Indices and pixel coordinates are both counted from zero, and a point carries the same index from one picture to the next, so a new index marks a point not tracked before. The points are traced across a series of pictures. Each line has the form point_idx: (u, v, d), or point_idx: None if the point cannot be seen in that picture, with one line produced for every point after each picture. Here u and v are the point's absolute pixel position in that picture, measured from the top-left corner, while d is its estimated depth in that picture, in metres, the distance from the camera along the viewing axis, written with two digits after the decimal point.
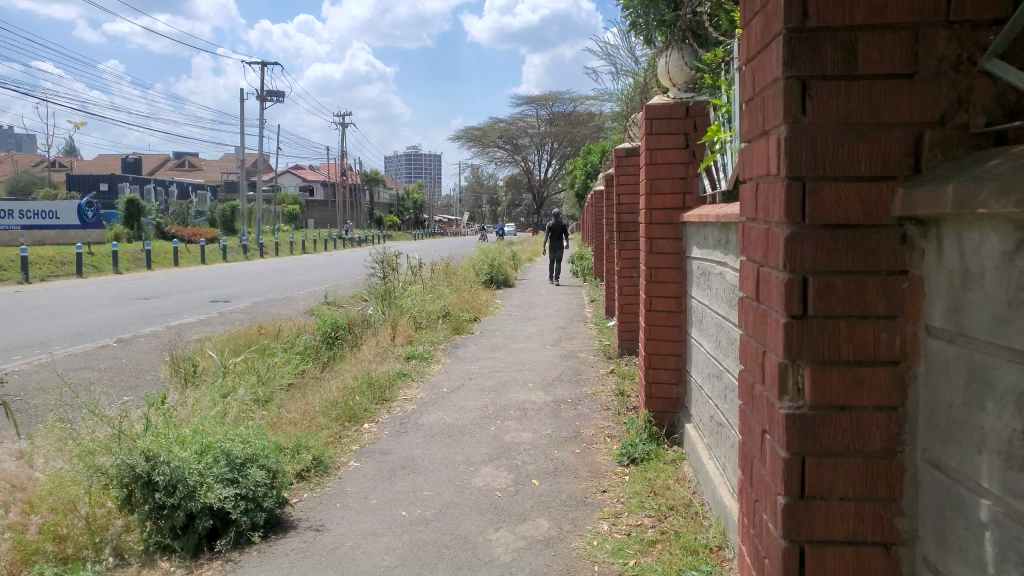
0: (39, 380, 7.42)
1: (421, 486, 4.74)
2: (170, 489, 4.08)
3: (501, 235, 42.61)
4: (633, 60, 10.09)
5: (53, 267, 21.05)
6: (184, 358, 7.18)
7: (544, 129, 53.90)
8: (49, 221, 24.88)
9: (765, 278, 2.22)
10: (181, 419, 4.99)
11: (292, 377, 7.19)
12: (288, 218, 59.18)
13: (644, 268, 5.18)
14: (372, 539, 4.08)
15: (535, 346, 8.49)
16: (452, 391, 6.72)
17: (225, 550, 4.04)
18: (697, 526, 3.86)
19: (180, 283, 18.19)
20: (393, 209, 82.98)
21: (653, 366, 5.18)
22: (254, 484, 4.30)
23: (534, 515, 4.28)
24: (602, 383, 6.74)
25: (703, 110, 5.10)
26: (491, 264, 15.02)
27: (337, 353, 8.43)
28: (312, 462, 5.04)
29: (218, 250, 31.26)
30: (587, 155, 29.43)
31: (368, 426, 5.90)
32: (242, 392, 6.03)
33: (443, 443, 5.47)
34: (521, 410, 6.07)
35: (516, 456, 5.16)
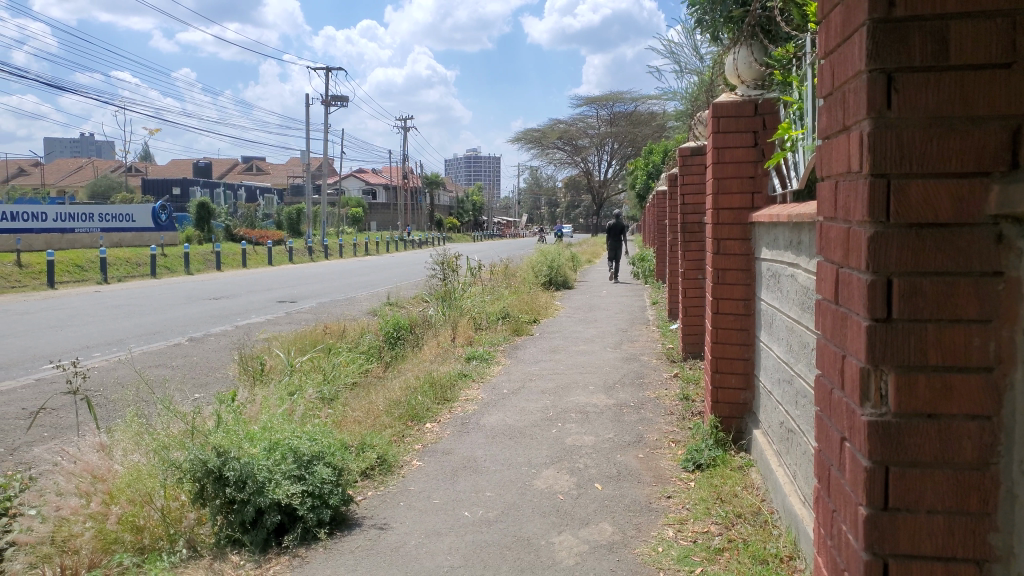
0: (118, 376, 7.74)
1: (483, 487, 4.74)
2: (240, 484, 4.17)
3: (561, 236, 42.48)
4: (698, 58, 9.91)
5: (129, 268, 21.92)
6: (253, 357, 7.36)
7: (604, 130, 53.61)
8: (126, 224, 25.95)
9: (845, 279, 2.14)
10: (251, 415, 5.11)
11: (356, 376, 7.30)
12: (351, 220, 60.29)
13: (711, 270, 5.08)
14: (436, 539, 4.09)
15: (595, 348, 8.42)
16: (513, 392, 6.72)
17: (293, 546, 4.11)
18: (767, 535, 3.74)
19: (249, 284, 18.70)
20: (453, 212, 83.74)
21: (720, 371, 5.06)
22: (320, 481, 4.35)
23: (597, 519, 4.23)
24: (665, 387, 6.63)
25: (773, 107, 4.96)
26: (551, 265, 14.98)
27: (399, 353, 8.53)
28: (376, 461, 5.10)
29: (284, 252, 32.08)
30: (648, 155, 29.16)
31: (431, 426, 5.95)
32: (309, 391, 6.16)
33: (505, 444, 5.46)
34: (583, 413, 6.02)
35: (579, 459, 5.11)
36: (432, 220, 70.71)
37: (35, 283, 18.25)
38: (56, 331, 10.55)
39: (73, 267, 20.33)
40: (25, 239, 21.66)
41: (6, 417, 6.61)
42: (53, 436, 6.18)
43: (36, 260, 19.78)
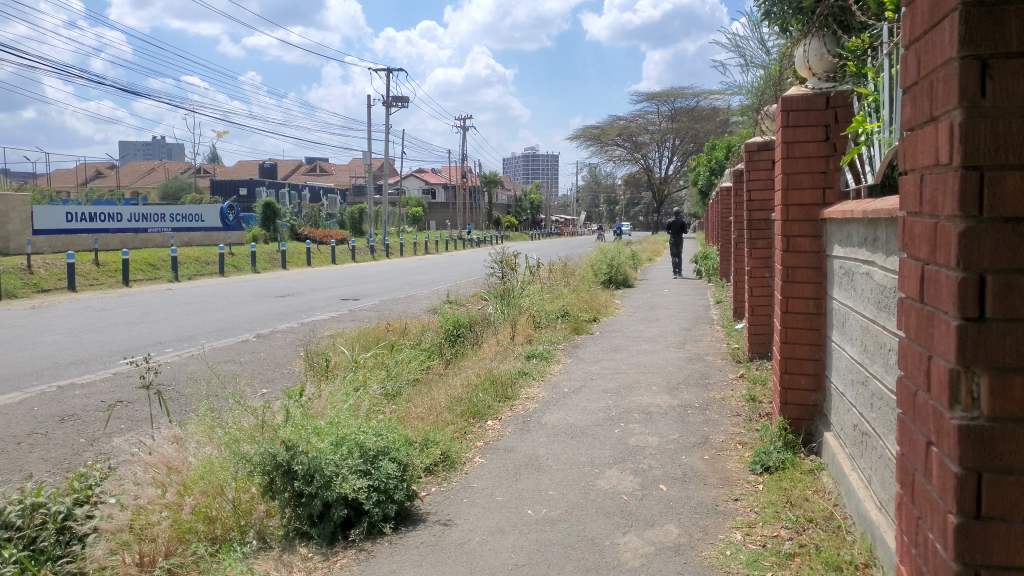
0: (191, 371, 8.01)
1: (546, 485, 4.73)
2: (309, 478, 4.26)
3: (620, 233, 41.99)
4: (764, 51, 9.67)
5: (198, 267, 22.63)
6: (319, 354, 7.52)
7: (665, 126, 52.86)
8: (196, 224, 26.80)
9: (932, 277, 2.05)
10: (318, 410, 5.21)
11: (417, 373, 7.36)
12: (411, 220, 60.94)
13: (780, 269, 4.96)
14: (499, 536, 4.10)
15: (658, 348, 8.30)
16: (574, 391, 6.68)
17: (358, 540, 4.18)
18: (840, 540, 3.61)
19: (313, 283, 19.13)
20: (511, 210, 83.91)
21: (789, 372, 4.93)
22: (386, 476, 4.41)
23: (662, 521, 4.17)
24: (731, 388, 6.50)
25: (845, 100, 4.79)
26: (610, 264, 14.84)
27: (459, 350, 8.58)
28: (440, 457, 5.13)
29: (346, 252, 32.62)
30: (713, 151, 28.54)
31: (493, 423, 5.97)
32: (373, 387, 6.25)
33: (566, 443, 5.43)
34: (646, 414, 5.94)
35: (642, 460, 5.05)
36: (490, 219, 70.91)
37: (111, 282, 19.01)
38: (131, 327, 10.97)
39: (146, 266, 21.12)
40: (103, 240, 22.62)
41: (86, 409, 6.90)
42: (129, 428, 6.42)
43: (112, 259, 20.60)
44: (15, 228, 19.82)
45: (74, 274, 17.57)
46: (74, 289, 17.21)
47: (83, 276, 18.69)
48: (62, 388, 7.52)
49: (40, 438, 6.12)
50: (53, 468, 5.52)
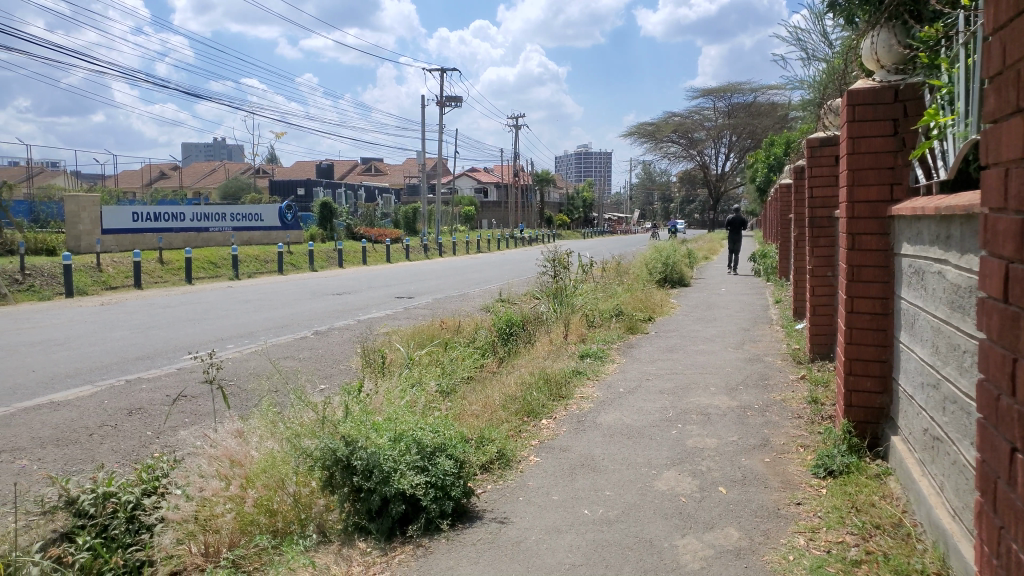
0: (252, 367, 8.20)
1: (602, 486, 4.69)
2: (368, 473, 4.31)
3: (676, 231, 41.35)
4: (826, 44, 9.42)
5: (258, 265, 23.17)
6: (375, 351, 7.62)
7: (721, 122, 51.93)
8: (256, 223, 27.45)
9: (1017, 276, 1.96)
10: (376, 406, 5.28)
11: (471, 371, 7.39)
12: (464, 219, 61.28)
13: (845, 267, 4.82)
14: (556, 535, 4.08)
15: (715, 349, 8.16)
16: (629, 391, 6.62)
17: (416, 536, 4.22)
18: (910, 548, 3.49)
19: (369, 280, 19.39)
20: (564, 208, 83.64)
21: (854, 373, 4.79)
22: (443, 473, 4.43)
23: (722, 524, 4.09)
24: (792, 390, 6.34)
25: (916, 93, 4.63)
26: (666, 263, 14.66)
27: (513, 349, 8.59)
28: (495, 455, 5.14)
29: (401, 250, 32.96)
30: (772, 147, 27.92)
31: (547, 422, 5.95)
32: (429, 384, 6.29)
33: (622, 444, 5.38)
34: (704, 415, 5.85)
35: (701, 461, 4.97)
36: (543, 218, 70.82)
37: (175, 279, 19.61)
38: (194, 324, 11.30)
39: (208, 264, 21.71)
40: (167, 239, 23.37)
41: (153, 403, 7.13)
42: (194, 422, 6.61)
43: (176, 258, 21.24)
44: (85, 228, 20.63)
45: (140, 272, 18.17)
46: (140, 286, 17.80)
47: (149, 273, 19.33)
48: (130, 382, 7.80)
49: (110, 430, 6.35)
50: (123, 459, 5.72)
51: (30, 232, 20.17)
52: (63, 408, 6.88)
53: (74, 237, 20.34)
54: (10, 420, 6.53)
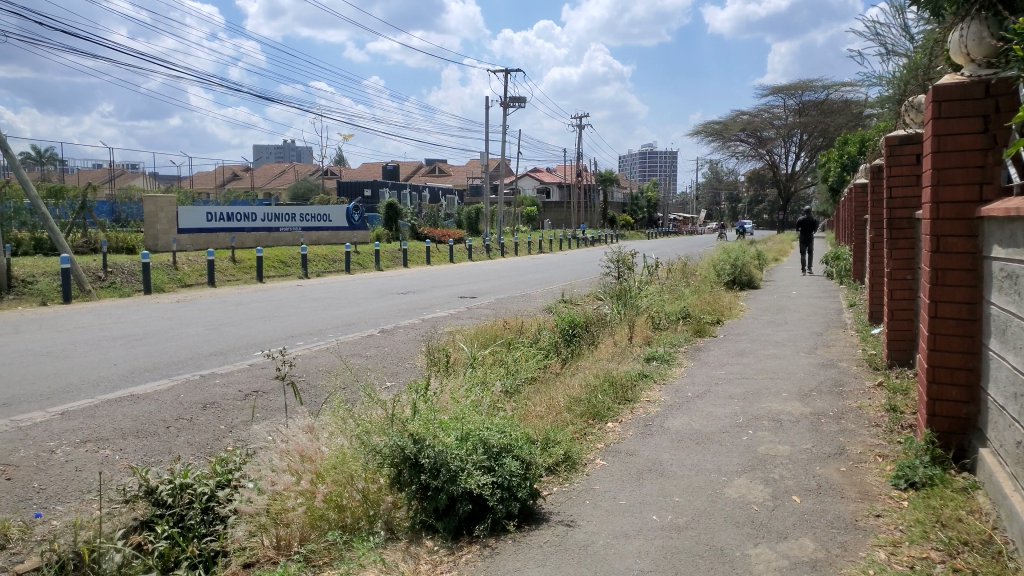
0: (321, 364, 8.35)
1: (670, 491, 4.61)
2: (435, 471, 4.34)
3: (743, 232, 40.47)
4: (908, 38, 9.09)
5: (325, 264, 23.68)
6: (441, 350, 7.69)
7: (792, 120, 50.60)
8: (323, 223, 28.05)
9: None
10: (442, 404, 5.31)
11: (536, 372, 7.38)
12: (526, 219, 61.34)
13: (929, 270, 4.63)
14: (624, 541, 4.03)
15: (787, 353, 7.94)
16: (698, 396, 6.49)
17: (483, 536, 4.24)
18: (1001, 567, 3.31)
19: (433, 280, 19.56)
20: (628, 209, 82.88)
21: (937, 382, 4.60)
22: (509, 473, 4.43)
23: (796, 534, 3.97)
24: (869, 397, 6.12)
25: (1010, 87, 4.39)
26: (734, 264, 14.36)
27: (576, 350, 8.52)
28: (561, 457, 5.11)
29: (464, 251, 33.21)
30: (845, 145, 27.22)
31: (613, 425, 5.88)
32: (495, 385, 6.30)
33: (690, 450, 5.28)
34: (776, 421, 5.69)
35: (774, 469, 4.83)
36: (606, 219, 70.34)
37: (246, 277, 20.21)
38: (264, 321, 11.60)
39: (278, 263, 22.30)
40: (239, 238, 24.09)
41: (226, 397, 7.34)
42: (266, 418, 6.77)
43: (248, 257, 21.87)
44: (163, 227, 21.47)
45: (214, 270, 18.77)
46: (214, 284, 18.39)
47: (222, 272, 19.97)
48: (204, 377, 8.05)
49: (186, 423, 6.56)
50: (198, 452, 5.91)
51: (111, 231, 21.07)
52: (142, 401, 7.15)
53: (152, 236, 21.20)
54: (94, 411, 6.82)
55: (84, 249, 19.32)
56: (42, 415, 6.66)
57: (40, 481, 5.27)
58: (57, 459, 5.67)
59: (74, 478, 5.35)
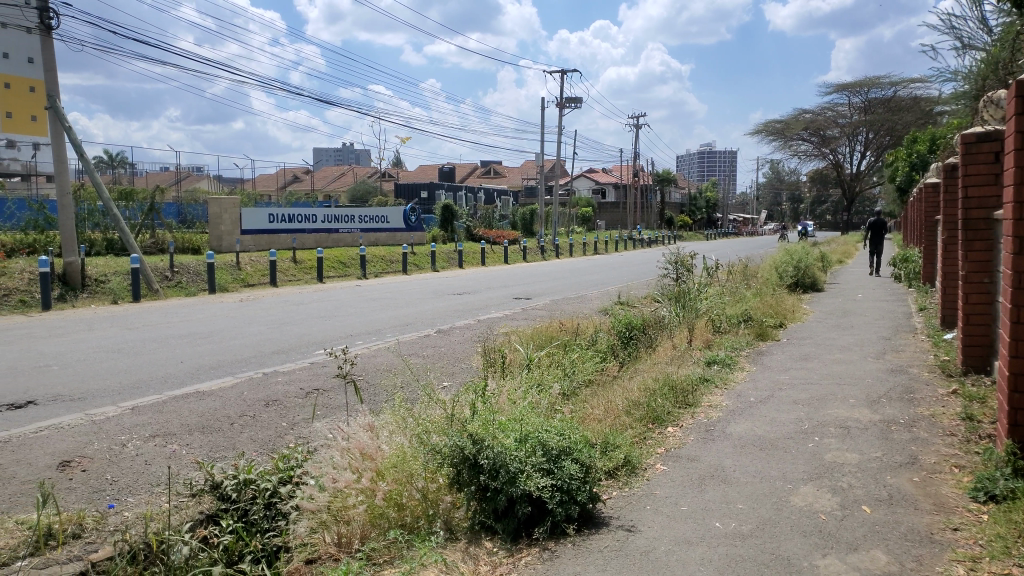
0: (379, 363, 8.45)
1: (733, 498, 4.51)
2: (494, 473, 4.34)
3: (806, 233, 39.51)
4: (985, 30, 8.73)
5: (383, 265, 23.99)
6: (497, 351, 7.68)
7: (857, 118, 49.16)
8: (381, 225, 28.43)
9: None
10: (500, 405, 5.29)
11: (592, 374, 7.31)
12: (581, 220, 61.04)
13: (1009, 273, 4.44)
14: (686, 547, 3.95)
15: (853, 358, 7.71)
16: (761, 401, 6.34)
17: (542, 538, 4.23)
18: None
19: (488, 281, 19.60)
20: (686, 209, 81.81)
21: (1018, 390, 4.40)
22: (569, 477, 4.40)
23: (867, 546, 3.83)
24: (942, 405, 5.89)
25: None
26: (797, 265, 14.03)
27: (633, 353, 8.41)
28: (621, 461, 5.05)
29: (519, 252, 33.24)
30: (914, 144, 26.43)
31: (673, 430, 5.78)
32: (553, 387, 6.26)
33: (754, 456, 5.15)
34: (843, 428, 5.51)
35: (842, 478, 4.68)
36: (663, 219, 69.54)
37: (307, 277, 20.64)
38: (324, 320, 11.78)
39: (337, 264, 22.67)
40: (299, 239, 24.58)
41: (288, 395, 7.48)
42: (327, 415, 6.88)
43: (308, 258, 22.32)
44: (226, 229, 22.08)
45: (275, 271, 19.20)
46: (276, 284, 18.81)
47: (283, 272, 20.43)
48: (267, 375, 8.23)
49: (250, 420, 6.71)
50: (261, 448, 6.03)
51: (178, 232, 21.73)
52: (208, 398, 7.33)
53: (217, 237, 21.83)
54: (162, 407, 7.03)
55: (153, 249, 19.99)
56: (114, 410, 6.90)
57: (112, 474, 5.46)
58: (129, 452, 5.86)
59: (144, 472, 5.52)
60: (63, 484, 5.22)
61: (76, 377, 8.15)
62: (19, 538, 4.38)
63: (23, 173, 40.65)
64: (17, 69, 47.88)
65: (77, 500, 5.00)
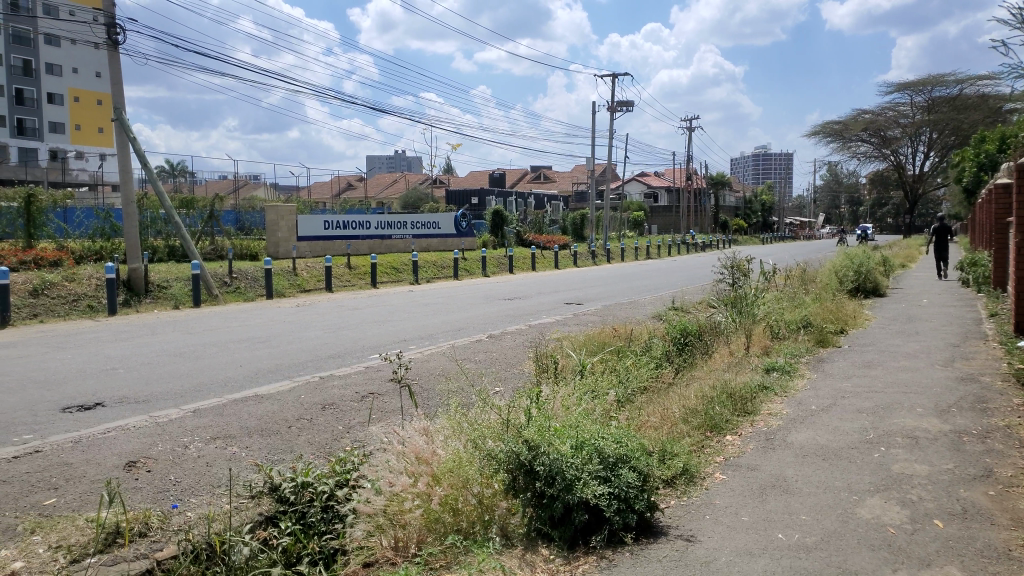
0: (433, 367, 8.49)
1: (796, 509, 4.39)
2: (550, 479, 4.31)
3: (866, 236, 38.48)
4: None
5: (434, 271, 24.17)
6: (550, 357, 7.63)
7: (920, 118, 47.59)
8: (432, 231, 28.68)
9: None
10: (554, 411, 5.25)
11: (647, 381, 7.22)
12: (633, 224, 60.58)
13: None
14: (748, 558, 3.86)
15: (920, 365, 7.46)
16: (823, 409, 6.17)
17: (599, 547, 4.19)
18: None
19: (540, 286, 19.55)
20: (740, 213, 80.48)
21: None
22: (626, 485, 4.34)
23: (941, 562, 3.68)
24: (1018, 415, 5.64)
25: None
26: (858, 270, 13.67)
27: (689, 360, 8.28)
28: (680, 470, 4.97)
29: (571, 257, 33.15)
30: (982, 143, 25.48)
31: (732, 438, 5.67)
32: (609, 393, 6.19)
33: (817, 466, 5.01)
34: (911, 439, 5.33)
35: (911, 490, 4.52)
36: (717, 223, 68.54)
37: (360, 283, 20.93)
38: (378, 325, 11.92)
39: (390, 270, 22.92)
40: (353, 245, 24.96)
41: (345, 399, 7.58)
42: (382, 419, 6.95)
43: (361, 264, 22.63)
44: (282, 235, 22.60)
45: (330, 276, 19.52)
46: (331, 289, 19.10)
47: (338, 277, 20.74)
48: (324, 379, 8.35)
49: (307, 423, 6.82)
50: (318, 451, 6.12)
51: (236, 239, 22.27)
52: (266, 401, 7.48)
53: (273, 244, 22.33)
54: (222, 410, 7.19)
55: (212, 256, 20.53)
56: (177, 412, 7.09)
57: (175, 475, 5.59)
58: (191, 454, 6.01)
59: (206, 473, 5.64)
60: (130, 484, 5.37)
61: (141, 379, 8.40)
62: (88, 535, 4.50)
63: (90, 182, 42.01)
64: (85, 82, 49.73)
65: (142, 499, 5.14)
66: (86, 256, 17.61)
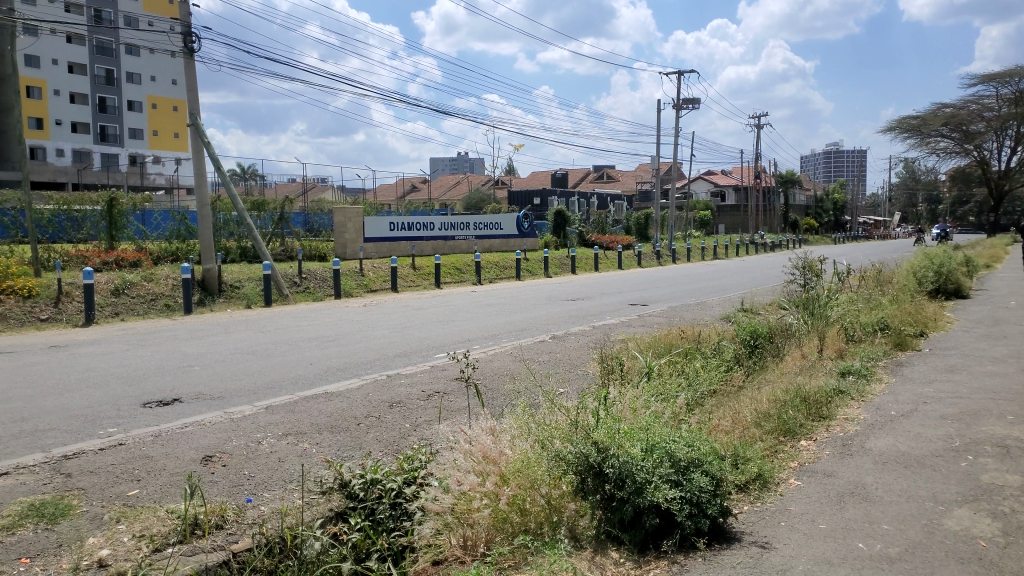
0: (498, 368, 8.51)
1: (877, 518, 4.22)
2: (620, 482, 4.27)
3: (946, 236, 36.81)
4: None
5: (497, 272, 24.25)
6: (616, 358, 7.57)
7: (1006, 111, 45.18)
8: (495, 232, 28.82)
9: None
10: (623, 412, 5.19)
11: (717, 384, 7.07)
12: (699, 224, 59.57)
13: None
14: (828, 568, 3.73)
15: (1009, 371, 7.09)
16: (904, 415, 5.94)
17: (670, 551, 4.12)
18: None
19: (603, 287, 19.37)
20: (811, 212, 78.23)
21: None
22: (698, 489, 4.26)
23: None
24: None
25: None
26: (938, 271, 13.13)
27: (759, 362, 8.07)
28: (753, 475, 4.85)
29: (635, 257, 32.80)
30: None
31: (807, 443, 5.51)
32: (679, 396, 6.08)
33: (898, 474, 4.82)
34: (1001, 447, 5.07)
35: (1003, 501, 4.29)
36: (786, 222, 66.78)
37: (425, 283, 21.16)
38: (443, 325, 12.01)
39: (453, 270, 23.10)
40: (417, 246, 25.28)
41: (412, 398, 7.66)
42: (449, 418, 7.00)
43: (426, 264, 22.88)
44: (349, 237, 23.04)
45: (395, 276, 19.79)
46: (396, 289, 19.36)
47: (403, 278, 21.01)
48: (391, 377, 8.46)
49: (375, 421, 6.92)
50: (386, 449, 6.19)
51: (305, 240, 22.81)
52: (335, 399, 7.62)
53: (340, 245, 22.78)
54: (294, 406, 7.37)
55: (282, 257, 21.07)
56: (251, 408, 7.30)
57: (249, 469, 5.75)
58: (265, 449, 6.16)
59: (278, 469, 5.77)
60: (207, 477, 5.54)
61: (215, 376, 8.66)
62: (169, 526, 4.65)
63: (168, 185, 43.70)
64: (161, 89, 51.62)
65: (219, 492, 5.29)
66: (163, 256, 18.30)
